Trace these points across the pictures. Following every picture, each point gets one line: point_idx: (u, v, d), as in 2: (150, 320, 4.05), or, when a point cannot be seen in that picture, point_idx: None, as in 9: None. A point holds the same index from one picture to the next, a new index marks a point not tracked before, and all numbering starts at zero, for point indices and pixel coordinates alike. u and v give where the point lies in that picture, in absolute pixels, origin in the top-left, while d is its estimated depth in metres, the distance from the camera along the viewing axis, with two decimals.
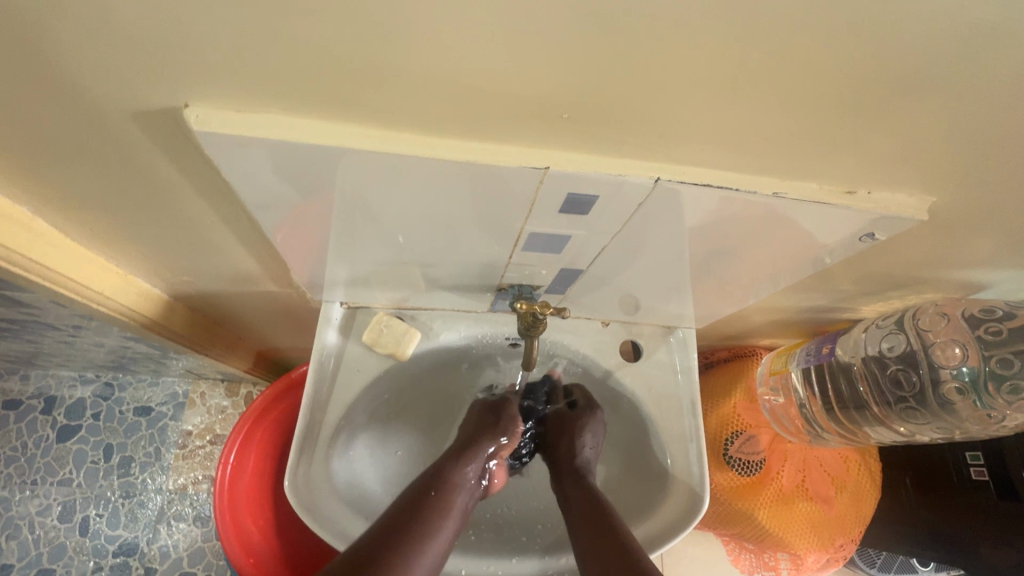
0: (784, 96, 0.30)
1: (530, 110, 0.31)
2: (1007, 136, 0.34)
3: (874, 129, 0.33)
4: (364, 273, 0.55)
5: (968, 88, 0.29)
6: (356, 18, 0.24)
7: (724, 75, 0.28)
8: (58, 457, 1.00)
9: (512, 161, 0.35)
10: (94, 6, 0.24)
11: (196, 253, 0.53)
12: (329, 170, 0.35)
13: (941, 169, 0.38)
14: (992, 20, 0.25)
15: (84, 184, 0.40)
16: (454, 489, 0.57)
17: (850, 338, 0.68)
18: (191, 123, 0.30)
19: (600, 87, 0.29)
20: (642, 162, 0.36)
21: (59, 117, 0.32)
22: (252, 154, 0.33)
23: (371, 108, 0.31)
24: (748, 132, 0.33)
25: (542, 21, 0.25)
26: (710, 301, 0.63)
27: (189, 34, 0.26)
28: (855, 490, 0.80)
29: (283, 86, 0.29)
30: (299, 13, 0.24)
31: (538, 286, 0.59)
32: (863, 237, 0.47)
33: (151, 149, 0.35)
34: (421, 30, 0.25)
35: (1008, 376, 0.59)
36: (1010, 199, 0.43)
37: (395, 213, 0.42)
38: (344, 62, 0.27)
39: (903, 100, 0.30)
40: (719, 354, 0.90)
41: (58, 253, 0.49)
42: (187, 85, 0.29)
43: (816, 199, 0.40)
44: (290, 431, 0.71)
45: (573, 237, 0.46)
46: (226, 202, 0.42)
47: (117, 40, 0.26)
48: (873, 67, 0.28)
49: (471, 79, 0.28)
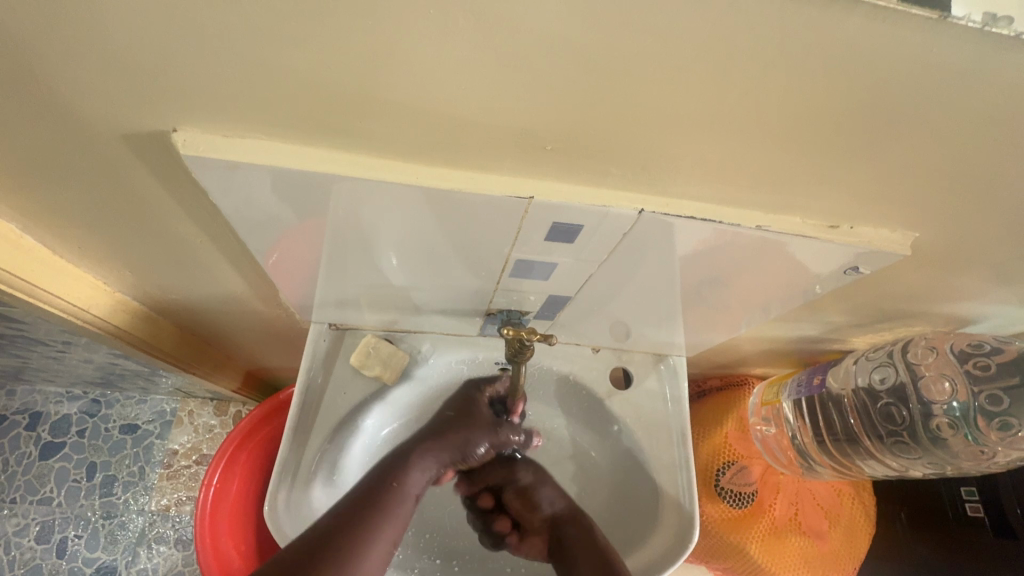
0: (762, 131, 0.30)
1: (517, 140, 0.31)
2: (994, 172, 0.35)
3: (856, 164, 0.33)
4: (352, 295, 0.55)
5: (946, 127, 0.30)
6: (340, 49, 0.25)
7: (703, 111, 0.29)
8: (39, 475, 0.98)
9: (498, 189, 0.35)
10: (80, 31, 0.25)
11: (183, 271, 0.53)
12: (314, 195, 0.35)
13: (928, 207, 0.39)
14: (961, 60, 0.25)
15: (70, 203, 0.40)
16: (412, 479, 0.57)
17: (841, 368, 0.68)
18: (178, 147, 0.31)
19: (583, 119, 0.29)
20: (630, 193, 0.37)
21: (47, 137, 0.32)
22: (236, 176, 0.33)
23: (356, 136, 0.31)
24: (732, 164, 0.33)
25: (518, 55, 0.25)
26: (699, 329, 0.63)
27: (174, 59, 0.26)
28: (849, 524, 0.78)
29: (267, 111, 0.29)
30: (282, 43, 0.25)
31: (527, 311, 0.58)
32: (847, 270, 0.47)
33: (139, 169, 0.35)
34: (406, 60, 0.26)
35: (998, 412, 0.59)
36: (997, 234, 0.43)
37: (384, 237, 0.42)
38: (326, 90, 0.27)
39: (882, 138, 0.31)
40: (711, 382, 0.88)
41: (45, 271, 0.49)
42: (174, 110, 0.29)
43: (803, 234, 0.40)
44: (274, 454, 0.70)
45: (561, 264, 0.46)
46: (212, 221, 0.42)
47: (105, 65, 0.27)
48: (849, 105, 0.28)
49: (455, 108, 0.29)
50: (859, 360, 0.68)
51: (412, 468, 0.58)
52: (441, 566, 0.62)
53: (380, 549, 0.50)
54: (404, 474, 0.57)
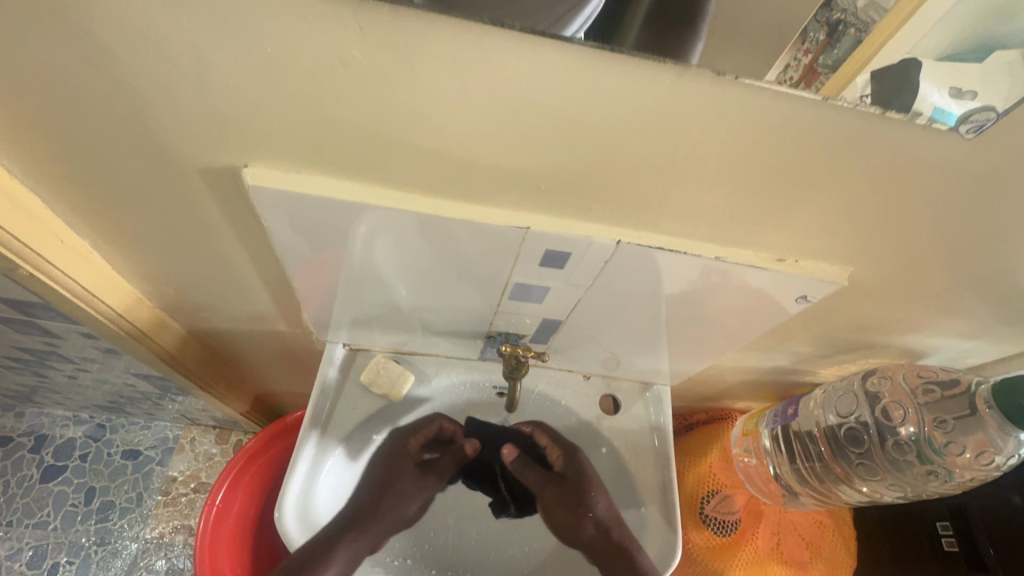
0: (692, 176, 0.40)
1: (515, 180, 0.41)
2: (893, 217, 0.44)
3: (776, 207, 0.43)
4: (368, 316, 0.61)
5: (836, 180, 0.40)
6: (386, 114, 0.36)
7: (645, 160, 0.39)
8: (38, 498, 0.95)
9: (502, 220, 0.44)
10: (205, 99, 0.35)
11: (220, 290, 0.60)
12: (351, 218, 0.44)
13: (852, 247, 0.48)
14: (828, 130, 0.36)
15: (143, 222, 0.49)
16: (335, 561, 0.57)
17: (810, 399, 0.70)
18: (247, 178, 0.40)
19: (562, 167, 0.40)
20: (605, 227, 0.46)
21: (147, 166, 0.42)
22: (292, 205, 0.42)
23: (390, 174, 0.41)
24: (676, 205, 0.43)
25: (512, 112, 0.36)
26: (682, 357, 0.66)
27: (265, 117, 0.36)
28: (830, 557, 0.75)
29: (327, 153, 0.39)
30: (350, 108, 0.35)
31: (524, 334, 0.64)
32: (800, 300, 0.53)
33: (210, 194, 0.44)
34: (434, 120, 0.36)
35: (948, 435, 0.60)
36: (927, 264, 0.50)
37: (402, 264, 0.51)
38: (373, 139, 0.38)
39: (786, 187, 0.41)
40: (697, 416, 0.89)
41: (102, 282, 0.56)
42: (253, 149, 0.39)
43: (755, 264, 0.48)
44: (277, 476, 0.73)
45: (552, 288, 0.53)
46: (261, 241, 0.50)
47: (217, 117, 0.37)
48: (755, 161, 0.39)
49: (464, 155, 0.39)
50: (825, 389, 0.69)
51: (338, 546, 0.58)
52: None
53: None
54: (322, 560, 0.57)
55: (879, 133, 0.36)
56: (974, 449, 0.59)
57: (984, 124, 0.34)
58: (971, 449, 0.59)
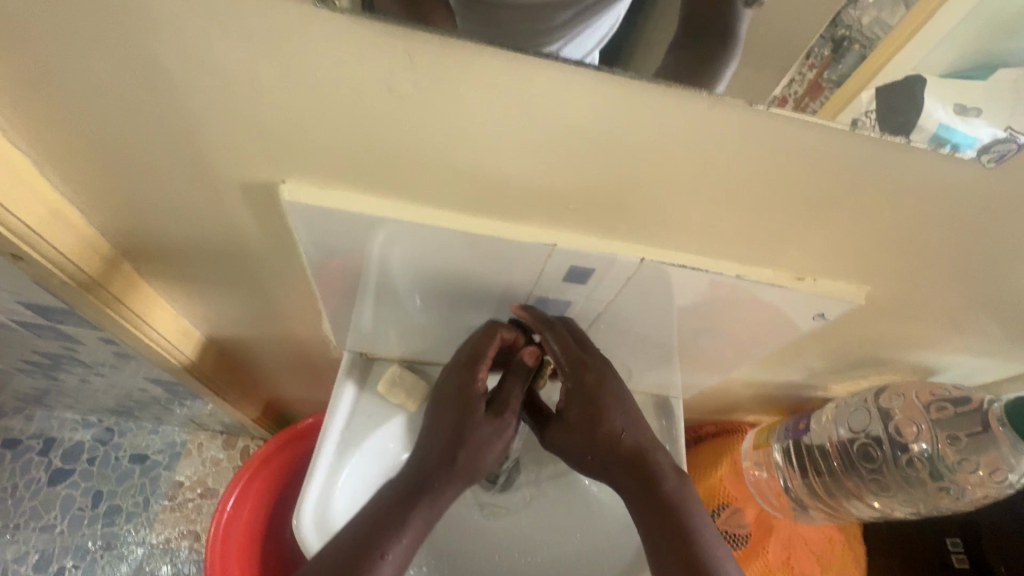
0: (721, 199, 0.41)
1: (547, 201, 0.41)
2: (909, 238, 0.45)
3: (798, 228, 0.44)
4: (384, 329, 0.59)
5: (862, 199, 0.41)
6: (427, 135, 0.36)
7: (678, 182, 0.39)
8: (46, 501, 0.96)
9: (529, 237, 0.44)
10: (250, 119, 0.35)
11: (242, 300, 0.60)
12: (373, 233, 0.43)
13: (866, 266, 0.49)
14: (858, 152, 0.37)
15: (170, 236, 0.48)
16: (398, 542, 0.45)
17: (823, 415, 0.71)
18: (283, 194, 0.40)
19: (596, 188, 0.40)
20: (630, 244, 0.46)
21: (180, 182, 0.41)
22: (325, 222, 0.42)
23: (423, 194, 0.41)
24: (702, 226, 0.44)
25: (552, 136, 0.36)
26: (696, 371, 0.67)
27: (307, 137, 0.36)
28: (841, 572, 0.75)
29: (362, 172, 0.39)
30: (391, 129, 0.35)
31: None
32: (816, 317, 0.54)
33: (242, 210, 0.44)
34: (474, 141, 0.36)
35: (961, 452, 0.61)
36: (939, 282, 0.51)
37: (422, 279, 0.50)
38: (411, 159, 0.38)
39: (811, 207, 0.42)
40: (707, 429, 0.90)
41: (134, 292, 0.56)
42: (292, 167, 0.39)
43: (774, 282, 0.49)
44: (286, 482, 0.73)
45: (573, 303, 0.52)
46: (290, 256, 0.51)
47: (257, 135, 0.36)
48: (786, 182, 0.39)
49: (499, 176, 0.39)
50: (837, 405, 0.71)
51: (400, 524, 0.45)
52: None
53: None
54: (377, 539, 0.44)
55: (906, 155, 0.37)
56: (987, 466, 0.60)
57: (1006, 153, 0.36)
58: (984, 466, 0.60)
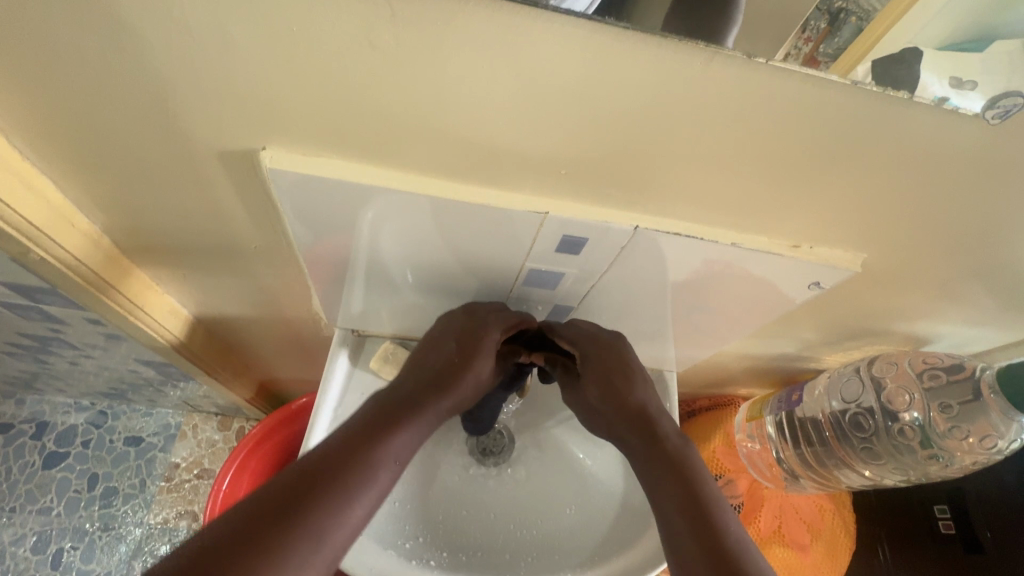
0: (735, 162, 0.38)
1: (548, 166, 0.38)
2: (924, 204, 0.43)
3: (815, 192, 0.41)
4: (374, 305, 0.57)
5: (882, 162, 0.38)
6: (419, 94, 0.33)
7: (691, 145, 0.37)
8: (41, 484, 0.94)
9: (520, 206, 0.41)
10: (222, 78, 0.32)
11: (228, 276, 0.57)
12: (359, 203, 0.40)
13: (877, 234, 0.46)
14: (885, 110, 0.34)
15: (148, 211, 0.45)
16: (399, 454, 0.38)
17: (814, 387, 0.69)
18: (264, 162, 0.37)
19: (603, 152, 0.37)
20: (626, 212, 0.43)
21: (150, 151, 0.38)
22: (309, 193, 0.39)
23: (415, 160, 0.38)
24: (713, 193, 0.41)
25: (558, 93, 0.33)
26: (694, 345, 0.65)
27: (287, 97, 0.33)
28: (831, 540, 0.74)
29: (347, 137, 0.36)
30: (377, 87, 0.32)
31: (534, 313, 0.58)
32: (811, 286, 0.51)
33: (221, 181, 0.41)
34: (471, 100, 0.33)
35: (951, 419, 0.60)
36: (952, 249, 0.49)
37: (414, 252, 0.47)
38: (402, 122, 0.35)
39: (829, 170, 0.39)
40: (700, 403, 0.88)
41: (116, 271, 0.53)
42: (273, 132, 0.36)
43: (768, 251, 0.46)
44: (280, 460, 0.72)
45: (567, 275, 0.50)
46: (276, 231, 0.47)
47: (232, 96, 0.33)
48: (805, 143, 0.36)
49: (497, 139, 0.36)
50: (831, 375, 0.69)
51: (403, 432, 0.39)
52: (449, 560, 0.53)
53: (340, 539, 0.32)
54: (384, 442, 0.37)
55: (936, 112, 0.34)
56: (977, 433, 0.58)
57: (1012, 109, 0.33)
58: (975, 433, 0.58)
